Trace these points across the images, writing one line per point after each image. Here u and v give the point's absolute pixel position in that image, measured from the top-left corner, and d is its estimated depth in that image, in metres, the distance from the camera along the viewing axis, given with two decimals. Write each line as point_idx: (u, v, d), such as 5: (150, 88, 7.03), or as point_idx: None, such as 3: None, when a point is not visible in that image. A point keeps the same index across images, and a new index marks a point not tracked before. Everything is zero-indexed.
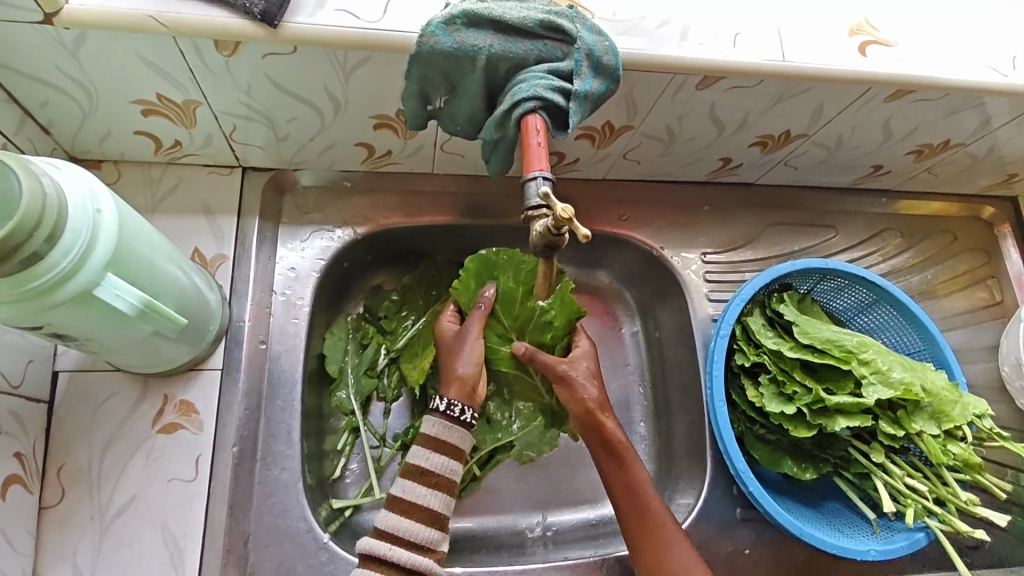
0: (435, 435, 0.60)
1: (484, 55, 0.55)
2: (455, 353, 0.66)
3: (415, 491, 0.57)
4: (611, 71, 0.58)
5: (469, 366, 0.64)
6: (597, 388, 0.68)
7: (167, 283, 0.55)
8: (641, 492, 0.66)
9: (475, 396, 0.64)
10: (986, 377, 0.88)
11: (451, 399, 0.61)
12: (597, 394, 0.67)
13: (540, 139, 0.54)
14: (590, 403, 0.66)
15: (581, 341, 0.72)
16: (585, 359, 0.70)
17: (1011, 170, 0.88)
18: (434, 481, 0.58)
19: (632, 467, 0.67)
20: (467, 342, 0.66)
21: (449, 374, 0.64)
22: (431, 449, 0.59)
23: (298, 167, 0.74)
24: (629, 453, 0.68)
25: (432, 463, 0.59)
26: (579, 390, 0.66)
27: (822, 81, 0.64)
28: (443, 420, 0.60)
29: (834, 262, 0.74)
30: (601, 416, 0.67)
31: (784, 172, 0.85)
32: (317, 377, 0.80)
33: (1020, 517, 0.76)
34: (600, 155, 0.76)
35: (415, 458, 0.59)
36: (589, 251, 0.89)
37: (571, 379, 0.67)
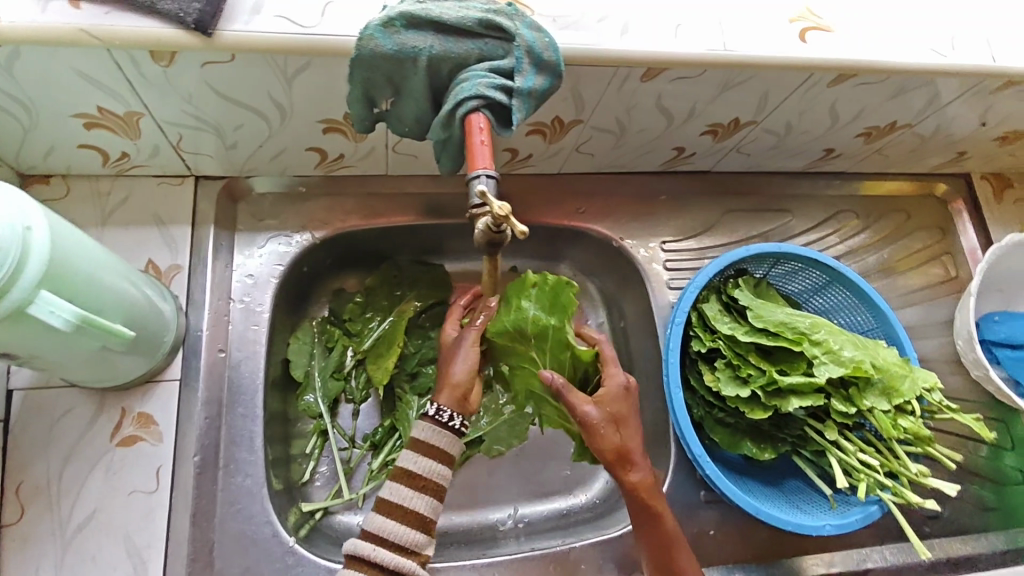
0: (421, 438, 0.60)
1: (425, 56, 0.56)
2: (450, 358, 0.67)
3: (401, 493, 0.58)
4: (553, 66, 0.58)
5: (457, 369, 0.65)
6: (619, 435, 0.65)
7: (113, 298, 0.55)
8: (668, 543, 0.66)
9: (463, 395, 0.64)
10: (942, 351, 0.90)
11: (442, 405, 0.62)
12: (618, 444, 0.65)
13: (484, 137, 0.56)
14: (608, 456, 0.64)
15: (612, 377, 0.67)
16: (612, 404, 0.65)
17: (960, 148, 0.90)
18: (420, 484, 0.59)
19: (659, 516, 0.66)
20: (463, 347, 0.67)
21: (443, 378, 0.65)
22: (415, 451, 0.60)
23: (251, 174, 0.74)
24: (657, 502, 0.66)
25: (420, 466, 0.59)
26: (596, 443, 0.64)
27: (764, 69, 0.65)
28: (432, 425, 0.60)
29: (786, 246, 0.75)
30: (624, 469, 0.65)
31: (739, 158, 0.86)
32: (282, 381, 0.81)
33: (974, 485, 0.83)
34: (553, 150, 0.77)
35: (403, 461, 0.59)
36: (551, 243, 0.89)
37: (590, 430, 0.64)
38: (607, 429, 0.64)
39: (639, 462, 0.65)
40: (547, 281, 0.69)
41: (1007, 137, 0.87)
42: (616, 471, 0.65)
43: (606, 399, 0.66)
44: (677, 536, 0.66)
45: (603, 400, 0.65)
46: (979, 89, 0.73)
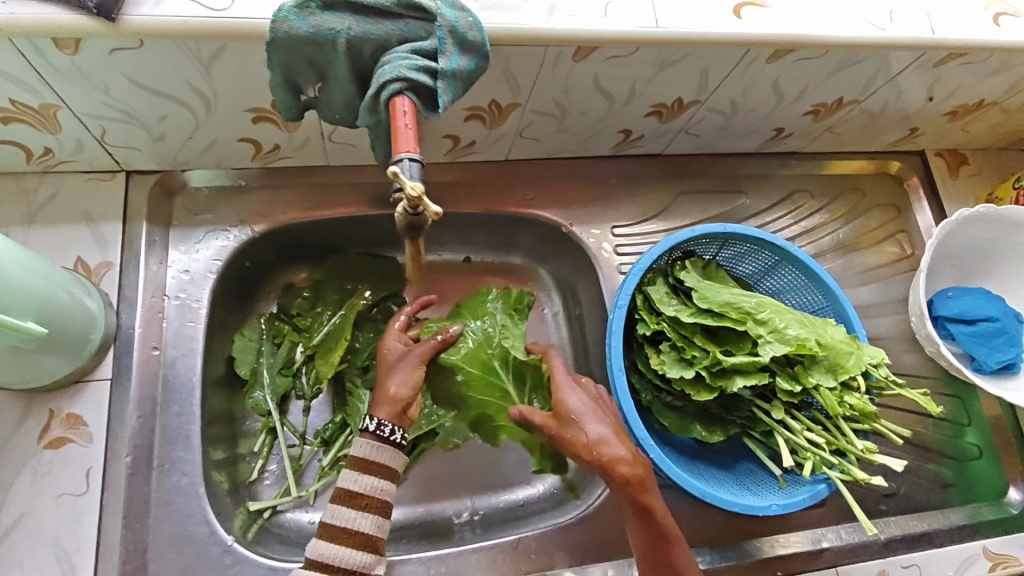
0: (362, 456, 0.61)
1: (344, 38, 0.54)
2: (388, 373, 0.66)
3: (345, 516, 0.59)
4: (478, 47, 0.57)
5: (390, 385, 0.65)
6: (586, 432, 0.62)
7: (22, 293, 0.53)
8: (664, 539, 0.61)
9: (398, 406, 0.64)
10: (897, 329, 0.90)
11: (382, 420, 0.62)
12: (590, 441, 0.61)
13: (408, 120, 0.55)
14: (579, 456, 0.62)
15: (560, 383, 0.65)
16: (568, 402, 0.63)
17: (912, 124, 0.89)
18: (362, 503, 0.60)
19: (653, 511, 0.61)
20: (405, 364, 0.67)
21: (380, 394, 0.65)
22: (354, 469, 0.61)
23: (186, 167, 0.72)
24: (648, 496, 0.61)
25: (361, 485, 0.60)
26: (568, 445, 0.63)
27: (700, 46, 0.64)
28: (372, 440, 0.61)
29: (732, 226, 0.74)
30: (611, 463, 0.60)
31: (688, 140, 0.85)
32: (228, 379, 0.79)
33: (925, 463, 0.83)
34: (495, 135, 0.75)
35: (344, 482, 0.60)
36: (502, 232, 0.88)
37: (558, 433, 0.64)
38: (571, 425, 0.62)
39: (621, 456, 0.60)
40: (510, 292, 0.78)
41: (957, 111, 0.87)
42: (602, 468, 0.60)
43: (560, 403, 0.64)
44: (672, 531, 0.62)
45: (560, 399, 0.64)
46: (920, 62, 0.73)
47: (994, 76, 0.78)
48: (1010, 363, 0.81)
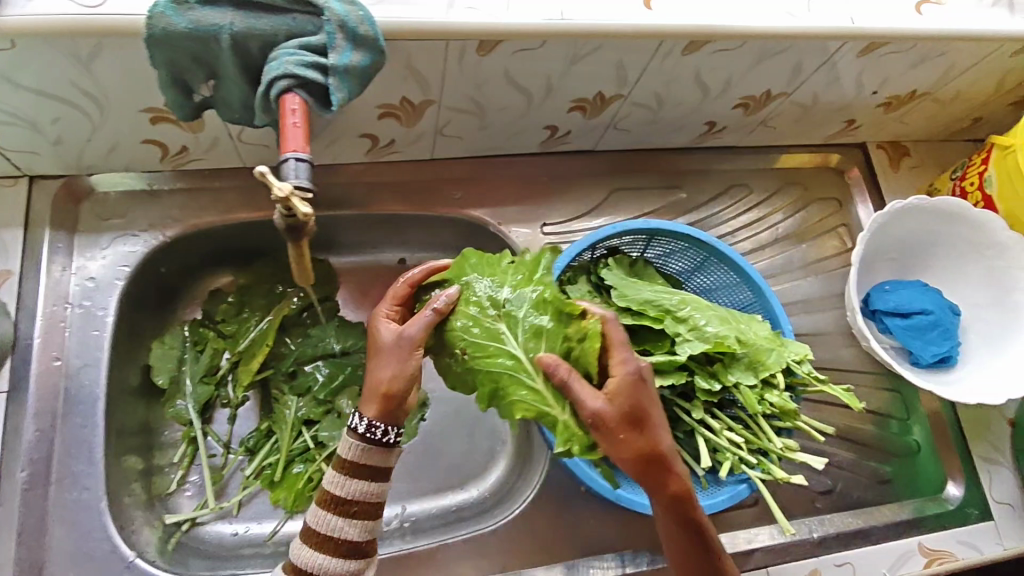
0: (348, 458, 0.55)
1: (226, 34, 0.52)
2: (377, 359, 0.56)
3: (331, 524, 0.55)
4: (372, 42, 0.55)
5: (380, 373, 0.55)
6: (645, 438, 0.51)
7: None
8: (708, 559, 0.54)
9: (388, 400, 0.55)
10: (835, 324, 0.89)
11: (372, 422, 0.55)
12: (650, 449, 0.51)
13: (297, 119, 0.53)
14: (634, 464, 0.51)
15: (619, 366, 0.52)
16: (629, 399, 0.51)
17: (848, 116, 0.88)
18: (349, 511, 0.55)
19: (700, 527, 0.54)
20: (400, 349, 0.55)
21: (367, 388, 0.55)
22: (338, 471, 0.56)
23: (91, 171, 0.70)
24: (698, 510, 0.54)
25: (349, 490, 0.55)
26: (622, 450, 0.51)
27: (609, 38, 0.62)
28: (362, 444, 0.55)
29: (655, 222, 0.73)
30: (664, 477, 0.52)
31: (618, 136, 0.83)
32: (148, 389, 0.77)
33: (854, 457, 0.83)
34: (414, 134, 0.73)
35: (330, 486, 0.56)
36: (434, 232, 0.87)
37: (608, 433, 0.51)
38: (630, 428, 0.51)
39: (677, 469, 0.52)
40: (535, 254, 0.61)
41: (891, 102, 0.85)
42: (659, 479, 0.52)
43: (620, 396, 0.51)
44: (720, 546, 0.55)
45: (613, 390, 0.52)
46: (841, 53, 0.72)
47: (918, 67, 0.78)
48: (946, 356, 0.80)
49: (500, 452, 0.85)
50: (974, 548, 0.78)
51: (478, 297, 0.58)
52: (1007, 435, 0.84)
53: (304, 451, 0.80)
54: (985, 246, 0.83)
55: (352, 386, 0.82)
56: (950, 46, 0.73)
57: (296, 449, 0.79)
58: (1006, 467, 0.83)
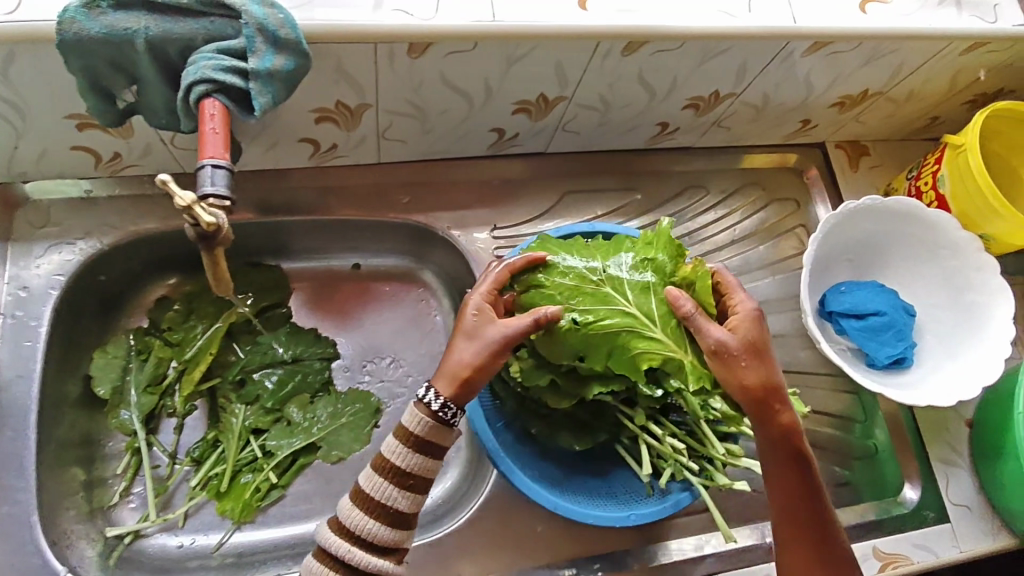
0: (414, 431, 0.55)
1: (140, 39, 0.51)
2: (467, 341, 0.57)
3: (386, 492, 0.54)
4: (295, 46, 0.53)
5: (467, 355, 0.57)
6: (762, 366, 0.57)
7: None
8: (813, 493, 0.57)
9: (468, 382, 0.56)
10: (793, 325, 0.89)
11: (445, 402, 0.55)
12: (764, 375, 0.56)
13: (215, 125, 0.52)
14: (754, 387, 0.56)
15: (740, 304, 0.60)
16: (748, 330, 0.58)
17: (803, 116, 0.87)
18: (407, 483, 0.55)
19: (807, 459, 0.57)
20: (490, 339, 0.57)
21: (448, 365, 0.57)
22: (400, 441, 0.55)
23: (25, 178, 0.70)
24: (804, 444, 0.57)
25: (408, 462, 0.55)
26: (742, 374, 0.56)
27: (543, 40, 0.61)
28: (433, 420, 0.55)
29: (597, 226, 0.76)
30: (775, 404, 0.56)
31: (569, 138, 0.83)
32: (91, 399, 0.76)
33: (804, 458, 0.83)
34: (355, 138, 0.72)
35: (390, 453, 0.55)
36: (385, 236, 0.86)
37: (729, 357, 0.56)
38: (749, 356, 0.56)
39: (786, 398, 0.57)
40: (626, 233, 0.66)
41: (844, 102, 0.85)
42: (771, 406, 0.56)
43: (742, 327, 0.58)
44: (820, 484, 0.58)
45: (737, 323, 0.58)
46: (787, 52, 0.71)
47: (869, 66, 0.77)
48: (901, 357, 0.79)
49: (453, 458, 0.82)
50: (929, 551, 0.78)
51: (575, 270, 0.62)
52: (965, 437, 0.83)
53: (252, 461, 0.79)
54: (939, 245, 0.82)
55: (302, 394, 0.82)
56: (898, 45, 0.73)
57: (243, 459, 0.78)
58: (963, 468, 0.82)
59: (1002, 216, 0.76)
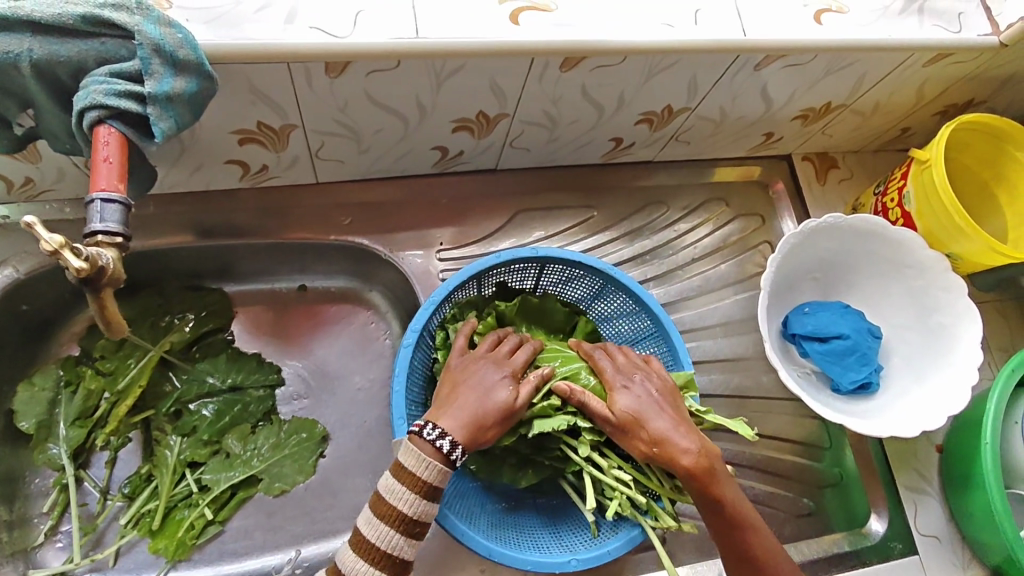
0: (424, 477, 0.51)
1: (25, 62, 0.48)
2: (502, 411, 0.56)
3: (393, 541, 0.51)
4: (196, 66, 0.50)
5: (495, 428, 0.56)
6: (646, 428, 0.57)
7: None
8: (746, 533, 0.55)
9: (478, 446, 0.55)
10: (755, 347, 0.85)
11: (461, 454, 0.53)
12: (650, 436, 0.56)
13: (108, 153, 0.49)
14: (645, 452, 0.56)
15: (610, 374, 0.61)
16: (622, 400, 0.58)
17: (765, 130, 0.84)
18: (413, 530, 0.52)
19: (729, 506, 0.55)
20: (514, 419, 0.57)
21: (477, 422, 0.54)
22: (408, 487, 0.51)
23: None
24: (720, 485, 0.55)
25: (415, 509, 0.51)
26: (629, 441, 0.57)
27: (471, 57, 0.58)
28: (443, 466, 0.52)
29: (544, 249, 0.68)
30: (671, 458, 0.55)
31: (518, 154, 0.79)
32: (15, 434, 0.72)
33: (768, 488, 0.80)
34: (287, 158, 0.69)
35: (396, 500, 0.51)
36: (329, 257, 0.82)
37: (619, 429, 0.58)
38: (630, 420, 0.57)
39: (682, 444, 0.55)
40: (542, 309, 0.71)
41: (807, 115, 0.81)
42: (667, 464, 0.56)
43: (616, 398, 0.59)
44: (754, 522, 0.55)
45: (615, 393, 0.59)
46: (739, 65, 0.67)
47: (831, 76, 0.73)
48: (866, 382, 0.76)
49: None
50: None
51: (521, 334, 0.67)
52: (934, 462, 0.80)
53: (188, 496, 0.74)
54: (905, 264, 0.79)
55: (241, 425, 0.78)
56: (858, 56, 0.69)
57: (178, 495, 0.74)
58: (933, 496, 0.79)
59: (969, 236, 0.72)
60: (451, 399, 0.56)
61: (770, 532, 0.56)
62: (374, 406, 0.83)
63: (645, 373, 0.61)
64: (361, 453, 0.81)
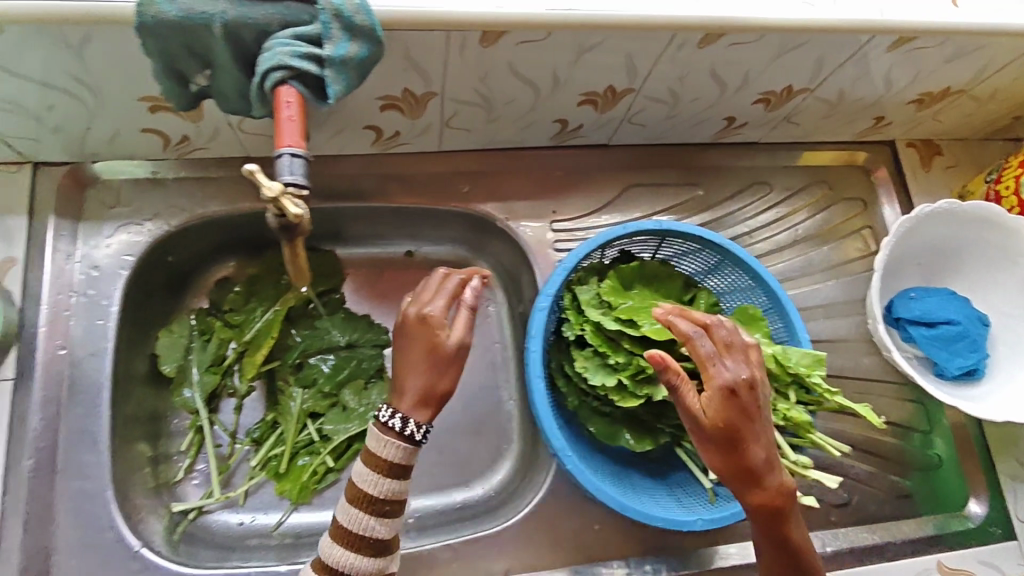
0: (386, 457, 0.56)
1: (218, 23, 0.51)
2: (443, 365, 0.58)
3: (362, 523, 0.56)
4: (369, 31, 0.53)
5: (444, 381, 0.58)
6: (737, 449, 0.51)
7: None
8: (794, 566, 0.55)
9: (442, 404, 0.59)
10: (856, 329, 0.86)
11: (420, 424, 0.57)
12: (737, 458, 0.51)
13: (291, 111, 0.52)
14: (726, 468, 0.52)
15: (716, 375, 0.51)
16: (722, 414, 0.50)
17: (877, 113, 0.84)
18: (382, 509, 0.56)
19: (790, 539, 0.54)
20: (462, 359, 0.59)
21: (423, 387, 0.57)
22: (374, 470, 0.56)
23: (96, 159, 0.69)
24: (787, 520, 0.53)
25: (382, 489, 0.56)
26: (711, 452, 0.52)
27: (617, 30, 0.59)
28: (404, 444, 0.56)
29: (667, 223, 0.70)
30: (750, 485, 0.52)
31: (634, 130, 0.81)
32: (154, 378, 0.76)
33: (869, 468, 0.81)
34: (420, 125, 0.72)
35: (362, 485, 0.56)
36: (442, 224, 0.85)
37: (701, 436, 0.52)
38: (722, 438, 0.51)
39: (768, 476, 0.52)
40: (667, 278, 0.72)
41: (923, 100, 0.81)
42: (744, 485, 0.52)
43: (715, 407, 0.51)
44: (807, 558, 0.55)
45: (709, 402, 0.51)
46: (870, 47, 0.68)
47: (954, 62, 0.73)
48: (973, 368, 0.76)
49: (507, 451, 0.84)
50: (995, 569, 0.75)
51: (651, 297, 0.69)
52: None
53: (310, 444, 0.79)
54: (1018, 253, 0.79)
55: (356, 379, 0.81)
56: (985, 42, 0.69)
57: (301, 442, 0.79)
58: None
59: None
60: (401, 371, 0.59)
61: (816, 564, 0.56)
62: (479, 369, 0.87)
63: (753, 379, 0.52)
64: (467, 413, 0.85)
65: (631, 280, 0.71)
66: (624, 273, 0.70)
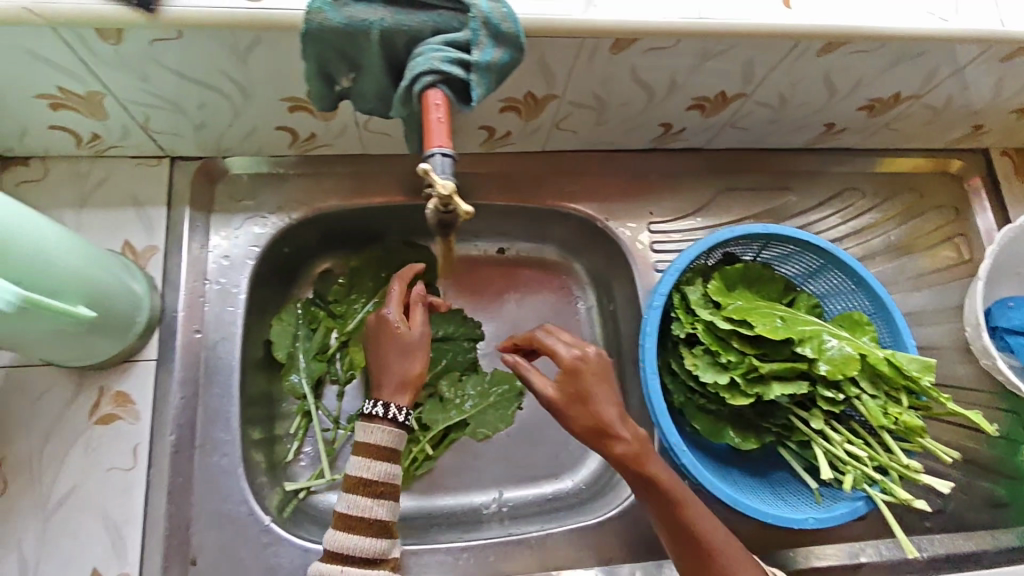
0: (374, 442, 0.62)
1: (376, 29, 0.54)
2: (408, 353, 0.66)
3: (359, 504, 0.60)
4: (513, 39, 0.55)
5: (415, 366, 0.66)
6: (587, 410, 0.59)
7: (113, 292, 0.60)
8: (682, 513, 0.59)
9: (416, 388, 0.66)
10: (950, 337, 0.86)
11: (400, 406, 0.64)
12: (591, 419, 0.59)
13: (440, 115, 0.53)
14: (590, 432, 0.59)
15: (561, 354, 0.61)
16: (570, 384, 0.60)
17: (978, 121, 0.84)
18: (376, 491, 0.61)
19: (662, 485, 0.59)
20: (422, 347, 0.67)
21: (394, 373, 0.65)
22: (367, 456, 0.61)
23: (227, 154, 0.73)
24: (651, 465, 0.59)
25: (375, 472, 0.61)
26: (569, 422, 0.60)
27: (741, 38, 0.61)
28: (392, 429, 0.63)
29: (775, 227, 0.71)
30: (605, 443, 0.59)
31: (734, 134, 0.82)
32: (268, 362, 0.80)
33: (961, 475, 0.81)
34: (531, 127, 0.74)
35: (357, 471, 0.61)
36: (539, 223, 0.87)
37: (563, 413, 0.60)
38: (573, 403, 0.59)
39: (619, 429, 0.59)
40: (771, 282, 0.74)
41: None
42: (600, 445, 0.59)
43: (565, 380, 0.60)
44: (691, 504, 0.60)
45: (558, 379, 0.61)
46: (985, 56, 0.68)
47: None
48: None
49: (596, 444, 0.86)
50: None
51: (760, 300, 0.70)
52: None
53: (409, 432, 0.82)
54: None
55: (452, 370, 0.84)
56: None
57: None
58: None
59: None
60: (371, 367, 0.66)
61: (710, 515, 0.60)
62: None
63: (580, 354, 0.61)
64: None
65: (738, 283, 0.72)
66: (731, 274, 0.72)
